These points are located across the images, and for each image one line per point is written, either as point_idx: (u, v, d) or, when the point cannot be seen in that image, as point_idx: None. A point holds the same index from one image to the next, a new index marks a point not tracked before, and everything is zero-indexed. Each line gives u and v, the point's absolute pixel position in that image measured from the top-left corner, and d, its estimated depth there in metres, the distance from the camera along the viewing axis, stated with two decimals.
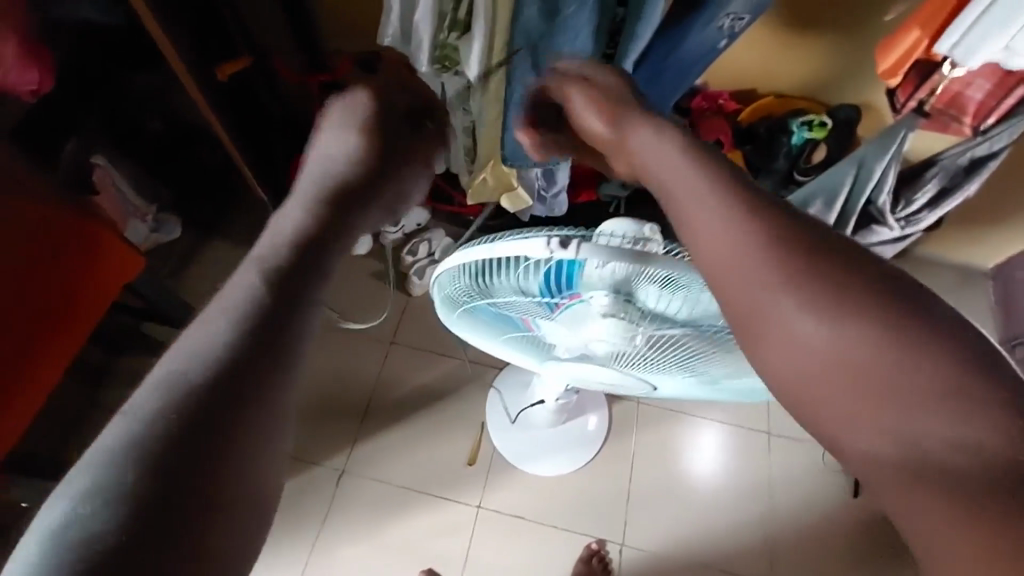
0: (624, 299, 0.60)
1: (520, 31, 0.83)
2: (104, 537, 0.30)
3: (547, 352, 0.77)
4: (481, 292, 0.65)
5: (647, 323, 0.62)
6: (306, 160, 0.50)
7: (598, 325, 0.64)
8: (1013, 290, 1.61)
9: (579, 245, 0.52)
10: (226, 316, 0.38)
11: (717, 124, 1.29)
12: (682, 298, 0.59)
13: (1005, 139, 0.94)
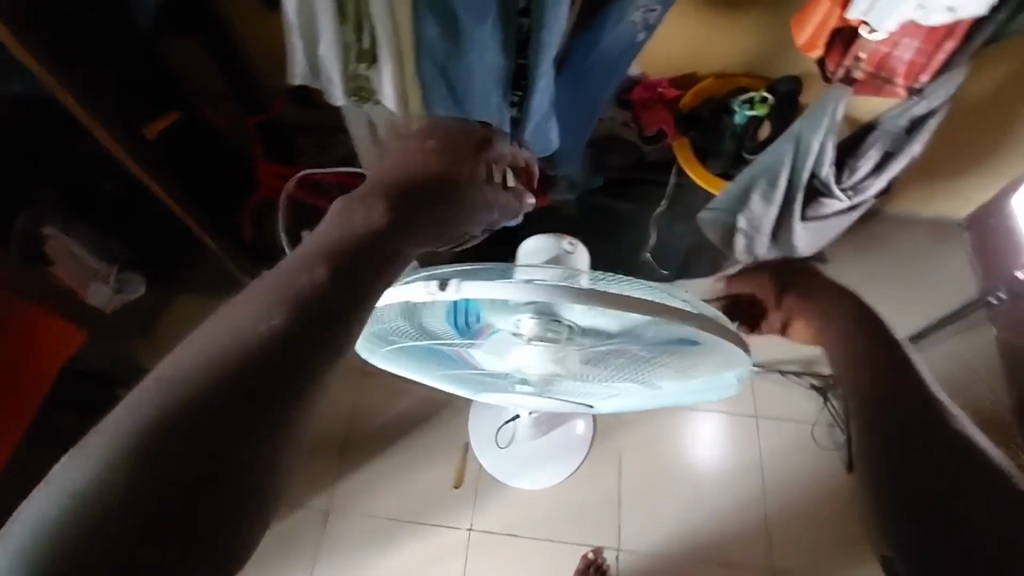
0: (543, 326, 0.58)
1: (426, 54, 0.81)
2: (127, 517, 0.33)
3: (487, 382, 0.76)
4: (403, 330, 0.63)
5: (574, 346, 0.61)
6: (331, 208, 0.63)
7: (525, 350, 0.62)
8: (987, 238, 1.58)
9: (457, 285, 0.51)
10: (260, 331, 0.43)
11: (657, 114, 1.28)
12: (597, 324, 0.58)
13: (941, 95, 0.92)
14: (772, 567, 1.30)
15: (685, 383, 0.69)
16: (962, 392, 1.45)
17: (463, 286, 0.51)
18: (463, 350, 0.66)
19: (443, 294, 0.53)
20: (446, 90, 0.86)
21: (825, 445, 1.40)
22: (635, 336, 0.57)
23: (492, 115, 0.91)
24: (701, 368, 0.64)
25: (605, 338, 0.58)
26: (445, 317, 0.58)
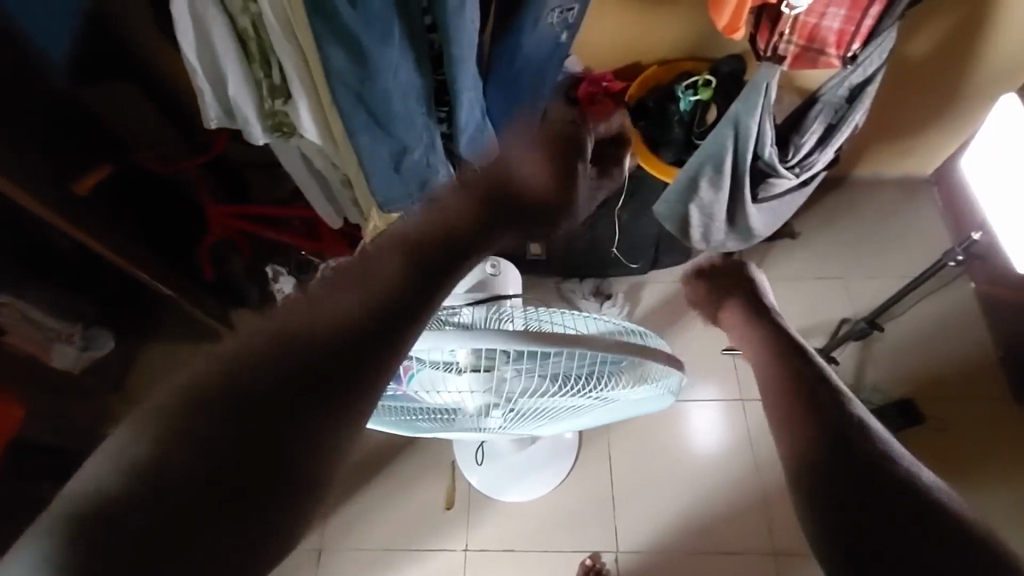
0: (469, 362, 0.56)
1: (337, 83, 0.78)
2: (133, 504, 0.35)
3: (427, 425, 0.71)
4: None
5: (504, 381, 0.58)
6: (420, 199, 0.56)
7: (454, 391, 0.60)
8: (956, 191, 1.56)
9: None
10: (325, 328, 0.42)
11: (603, 107, 1.23)
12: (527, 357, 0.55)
13: (876, 61, 0.90)
14: (777, 551, 1.28)
15: (626, 402, 0.67)
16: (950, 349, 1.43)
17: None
18: (392, 399, 0.63)
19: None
20: (366, 115, 0.83)
21: None
22: (570, 361, 0.55)
23: (419, 134, 0.89)
24: (638, 385, 0.62)
25: (533, 369, 0.57)
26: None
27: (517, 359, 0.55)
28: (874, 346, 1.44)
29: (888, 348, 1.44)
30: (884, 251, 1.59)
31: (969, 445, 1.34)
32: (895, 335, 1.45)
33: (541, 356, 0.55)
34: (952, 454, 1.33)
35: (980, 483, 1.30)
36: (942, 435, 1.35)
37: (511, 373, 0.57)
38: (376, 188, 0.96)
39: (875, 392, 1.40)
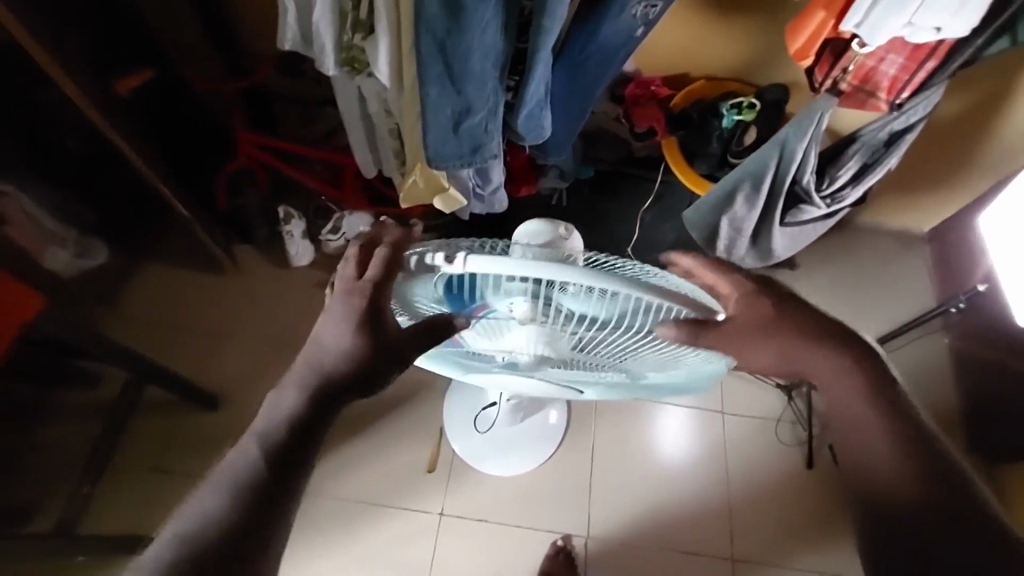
0: (532, 305, 0.57)
1: (424, 30, 0.79)
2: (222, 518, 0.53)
3: (478, 362, 0.76)
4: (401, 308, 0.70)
5: (561, 327, 0.60)
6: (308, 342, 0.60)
7: (520, 330, 0.62)
8: (947, 252, 1.64)
9: (465, 260, 0.53)
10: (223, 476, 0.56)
11: (649, 112, 1.29)
12: (600, 299, 0.55)
13: (919, 112, 0.94)
14: (736, 558, 1.34)
15: (673, 371, 0.68)
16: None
17: (467, 259, 0.53)
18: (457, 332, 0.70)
19: (448, 266, 0.54)
20: (442, 67, 0.83)
21: (791, 440, 1.44)
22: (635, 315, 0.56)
23: (487, 98, 0.90)
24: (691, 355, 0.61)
25: (597, 319, 0.57)
26: (445, 287, 0.59)
27: (584, 303, 0.55)
28: None
29: None
30: (871, 297, 1.67)
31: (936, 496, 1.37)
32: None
33: (611, 305, 0.55)
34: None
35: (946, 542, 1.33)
36: None
37: (572, 319, 0.58)
38: (430, 142, 0.96)
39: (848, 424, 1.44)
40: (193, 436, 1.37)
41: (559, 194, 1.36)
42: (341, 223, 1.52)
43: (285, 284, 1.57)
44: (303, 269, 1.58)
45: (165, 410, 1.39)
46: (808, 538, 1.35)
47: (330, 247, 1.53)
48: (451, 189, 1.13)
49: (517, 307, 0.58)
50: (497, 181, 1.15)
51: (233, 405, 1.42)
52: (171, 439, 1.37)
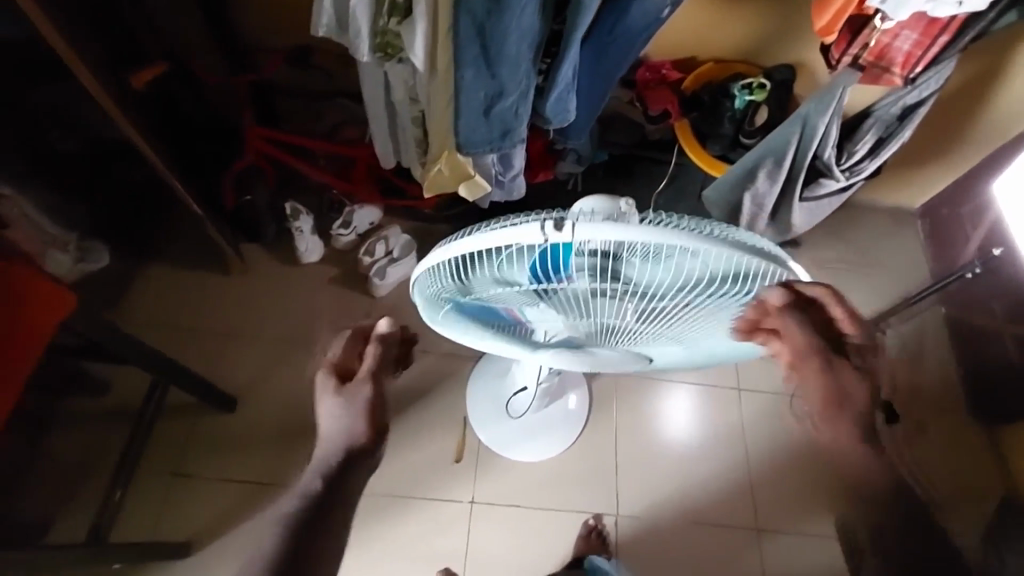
0: (604, 276, 0.54)
1: (464, 11, 0.79)
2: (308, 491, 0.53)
3: (532, 340, 0.75)
4: (458, 288, 0.64)
5: (627, 300, 0.58)
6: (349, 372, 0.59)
7: (603, 303, 0.59)
8: (940, 226, 1.69)
9: (576, 226, 0.48)
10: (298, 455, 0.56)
11: (662, 94, 1.30)
12: (681, 265, 0.52)
13: (932, 85, 0.99)
14: (759, 528, 1.37)
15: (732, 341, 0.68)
16: (930, 364, 1.51)
17: (580, 227, 0.48)
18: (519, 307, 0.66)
19: (555, 236, 0.48)
20: (479, 50, 0.83)
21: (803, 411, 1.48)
22: (715, 279, 0.54)
23: (519, 81, 0.89)
24: None
25: (698, 286, 0.55)
26: (535, 261, 0.54)
27: (689, 270, 0.53)
28: None
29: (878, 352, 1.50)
30: (874, 273, 1.70)
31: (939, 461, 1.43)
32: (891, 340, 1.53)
33: (716, 270, 0.53)
34: (929, 469, 1.40)
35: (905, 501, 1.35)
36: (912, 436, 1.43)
37: (647, 289, 0.56)
38: (461, 127, 0.96)
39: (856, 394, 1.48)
40: (212, 438, 1.35)
41: (575, 178, 1.37)
42: (351, 218, 1.49)
43: (294, 280, 1.53)
44: (311, 267, 1.54)
45: (182, 413, 1.36)
46: (824, 506, 1.39)
47: (342, 241, 1.51)
48: (476, 177, 1.12)
49: (584, 283, 0.55)
50: (519, 167, 1.14)
51: (250, 405, 1.40)
52: (190, 442, 1.34)
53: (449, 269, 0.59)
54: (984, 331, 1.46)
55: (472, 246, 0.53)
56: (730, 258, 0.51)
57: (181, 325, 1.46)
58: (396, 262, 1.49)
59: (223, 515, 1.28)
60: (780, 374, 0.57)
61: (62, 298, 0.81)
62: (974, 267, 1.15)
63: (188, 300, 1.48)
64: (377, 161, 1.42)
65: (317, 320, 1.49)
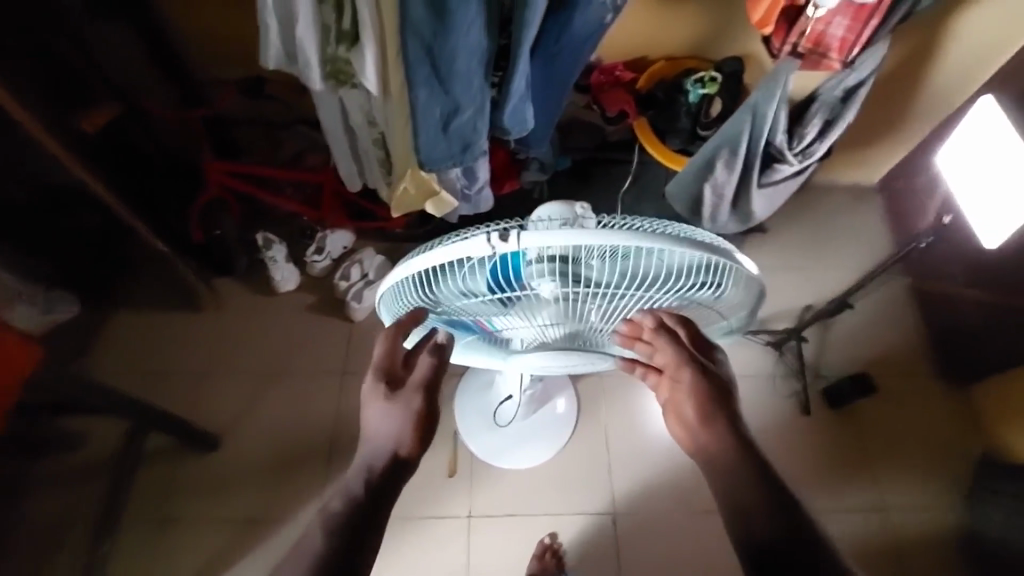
0: (560, 281, 0.55)
1: (411, 33, 0.80)
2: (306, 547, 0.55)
3: (507, 349, 0.76)
4: (425, 303, 0.64)
5: (589, 301, 0.59)
6: (380, 401, 0.61)
7: (566, 307, 0.60)
8: (898, 199, 1.74)
9: (519, 235, 0.48)
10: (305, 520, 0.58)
11: (618, 96, 1.33)
12: (635, 262, 0.54)
13: (869, 66, 1.02)
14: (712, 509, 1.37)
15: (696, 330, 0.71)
16: (902, 334, 1.55)
17: (525, 236, 0.48)
18: (487, 318, 0.66)
19: (503, 246, 0.49)
20: (429, 69, 0.85)
21: (790, 392, 1.48)
22: (673, 273, 0.55)
23: (473, 96, 0.91)
24: (730, 301, 0.63)
25: (654, 279, 0.56)
26: (489, 272, 0.54)
27: (638, 267, 0.54)
28: (837, 324, 1.56)
29: (850, 328, 1.56)
30: (839, 249, 1.75)
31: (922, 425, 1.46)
32: (861, 314, 1.57)
33: (663, 264, 0.54)
34: (910, 434, 1.44)
35: (851, 480, 1.39)
36: (890, 405, 1.47)
37: (603, 291, 0.57)
38: (421, 145, 0.97)
39: (834, 369, 1.51)
40: (199, 480, 1.33)
41: (540, 186, 1.38)
42: (324, 243, 1.49)
43: (270, 312, 1.52)
44: (287, 296, 1.53)
45: (168, 457, 1.34)
46: (816, 482, 1.39)
47: (318, 267, 1.51)
48: (441, 192, 1.14)
49: (543, 290, 0.56)
50: (484, 179, 1.16)
51: (236, 442, 1.38)
52: (178, 485, 1.32)
53: (412, 284, 0.60)
54: (949, 297, 1.50)
55: (425, 264, 0.54)
56: (676, 251, 0.52)
57: (158, 367, 1.45)
58: (372, 283, 1.49)
59: (216, 557, 1.26)
60: (672, 399, 0.62)
61: (25, 354, 0.80)
62: (928, 237, 1.19)
63: (164, 343, 1.46)
64: (342, 185, 1.42)
65: (296, 349, 1.49)
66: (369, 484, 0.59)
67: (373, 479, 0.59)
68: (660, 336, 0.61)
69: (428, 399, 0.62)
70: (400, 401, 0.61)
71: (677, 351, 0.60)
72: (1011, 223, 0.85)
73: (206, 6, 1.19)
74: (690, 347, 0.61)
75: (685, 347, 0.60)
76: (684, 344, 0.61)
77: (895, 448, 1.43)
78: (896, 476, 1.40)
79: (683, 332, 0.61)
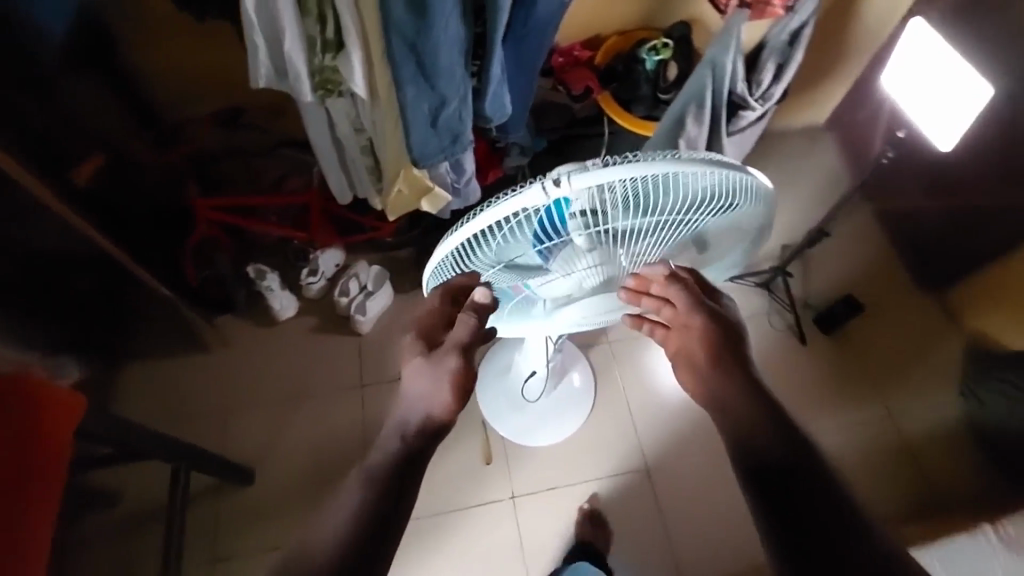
0: (597, 224, 0.60)
1: (395, 33, 0.84)
2: (357, 522, 0.60)
3: (541, 309, 0.81)
4: (465, 271, 0.69)
5: (623, 239, 0.64)
6: (416, 363, 0.67)
7: (601, 250, 0.65)
8: (849, 133, 1.86)
9: (569, 179, 0.53)
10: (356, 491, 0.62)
11: (581, 73, 1.40)
12: (665, 194, 0.59)
13: (809, 8, 1.11)
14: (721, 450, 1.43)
15: (703, 255, 0.79)
16: (876, 254, 1.67)
17: (575, 179, 0.53)
18: (526, 279, 0.71)
19: (556, 192, 0.54)
20: (415, 66, 0.88)
21: (785, 325, 1.57)
22: (697, 200, 0.61)
23: (457, 87, 0.94)
24: (738, 221, 0.70)
25: (680, 208, 0.62)
26: (538, 223, 0.59)
27: (672, 196, 0.60)
28: (816, 255, 1.66)
29: (828, 256, 1.67)
30: (804, 189, 1.86)
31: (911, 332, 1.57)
32: (836, 242, 1.68)
33: (693, 189, 0.60)
34: (901, 343, 1.55)
35: (853, 394, 1.49)
36: (877, 320, 1.58)
37: (635, 227, 0.62)
38: (413, 142, 1.00)
39: (821, 296, 1.61)
40: (240, 516, 1.32)
41: (522, 171, 1.43)
42: (316, 264, 1.50)
43: (275, 339, 1.52)
44: (290, 322, 1.53)
45: (203, 499, 1.33)
46: (824, 403, 1.49)
47: (314, 288, 1.51)
48: (434, 188, 1.16)
49: (579, 238, 0.61)
50: (471, 170, 1.18)
51: (265, 471, 1.38)
52: (215, 524, 1.32)
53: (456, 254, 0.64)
54: (911, 212, 1.62)
55: (480, 224, 0.58)
56: (706, 177, 0.58)
57: (172, 412, 1.43)
58: (372, 294, 1.51)
59: None
60: (681, 347, 0.70)
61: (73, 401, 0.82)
62: (890, 152, 1.28)
63: (175, 389, 1.45)
64: (329, 202, 1.43)
65: (309, 371, 1.49)
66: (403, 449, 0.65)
67: (407, 444, 0.65)
68: (669, 285, 0.67)
69: (468, 361, 0.67)
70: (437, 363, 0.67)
71: (687, 300, 0.67)
72: (962, 123, 0.94)
73: (173, 45, 1.20)
74: (700, 299, 0.67)
75: (693, 297, 0.67)
76: (693, 296, 0.67)
77: (888, 357, 1.53)
78: (895, 382, 1.50)
79: (688, 283, 0.68)
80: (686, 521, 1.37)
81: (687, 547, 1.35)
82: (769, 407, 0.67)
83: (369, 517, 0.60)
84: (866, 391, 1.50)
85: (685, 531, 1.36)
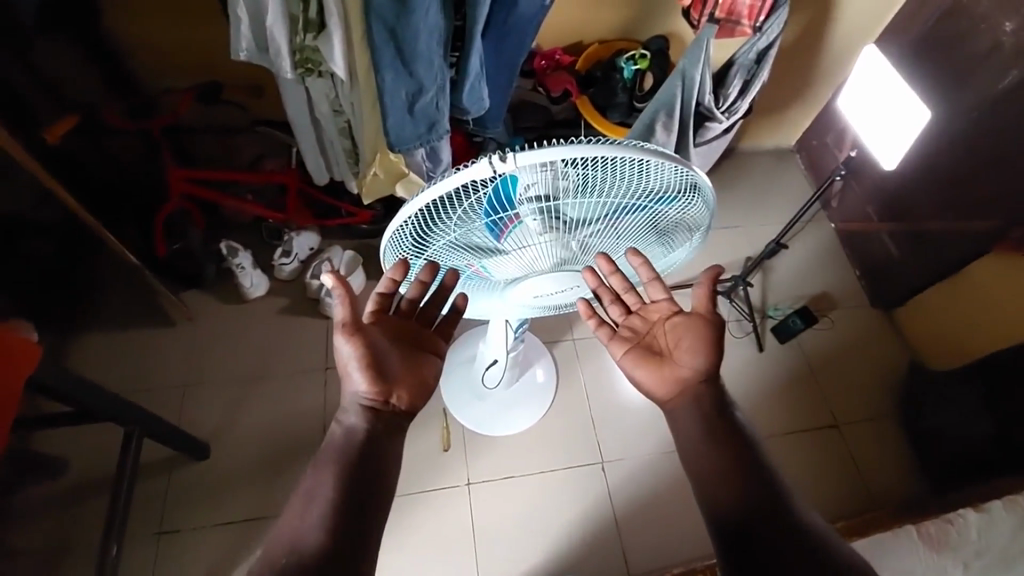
0: (544, 201, 0.64)
1: (375, 17, 0.87)
2: (314, 485, 0.63)
3: (497, 287, 0.85)
4: (419, 247, 0.71)
5: (570, 219, 0.68)
6: (351, 339, 0.69)
7: (550, 230, 0.69)
8: (814, 155, 1.95)
9: (515, 155, 0.56)
10: (316, 461, 0.66)
11: (561, 77, 1.45)
12: (609, 178, 0.63)
13: (776, 29, 1.17)
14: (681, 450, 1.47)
15: (653, 248, 0.83)
16: (834, 271, 1.75)
17: (522, 156, 0.56)
18: (482, 260, 0.75)
19: (502, 167, 0.57)
20: (394, 52, 0.92)
21: (742, 334, 1.63)
22: (639, 185, 0.66)
23: (435, 76, 0.97)
24: (683, 212, 0.74)
25: (623, 191, 0.66)
26: (486, 197, 0.62)
27: (616, 178, 0.63)
28: (776, 268, 1.74)
29: (789, 269, 1.74)
30: (770, 206, 1.93)
31: (862, 346, 1.63)
32: (795, 258, 1.76)
33: (635, 173, 0.63)
34: (851, 356, 1.62)
35: (804, 402, 1.55)
36: (830, 333, 1.65)
37: (581, 208, 0.66)
38: (389, 126, 1.03)
39: (779, 309, 1.68)
40: (192, 488, 1.32)
41: None
42: (290, 245, 1.51)
43: (243, 318, 1.52)
44: (259, 301, 1.54)
45: (157, 471, 1.33)
46: (777, 410, 1.53)
47: (287, 270, 1.52)
48: (409, 174, 1.18)
49: (527, 214, 0.65)
50: (447, 160, 1.18)
51: (223, 448, 1.38)
52: (167, 499, 1.31)
53: (412, 226, 0.67)
54: (867, 234, 1.70)
55: (428, 197, 0.61)
56: (648, 164, 0.62)
57: (129, 386, 1.42)
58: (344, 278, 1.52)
59: (218, 563, 1.26)
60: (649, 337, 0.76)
61: (27, 349, 0.84)
62: (841, 170, 1.34)
63: (135, 362, 1.44)
64: (305, 184, 1.44)
65: (276, 351, 1.49)
66: (361, 427, 0.69)
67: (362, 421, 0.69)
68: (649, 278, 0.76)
69: (365, 342, 0.69)
70: (380, 345, 0.71)
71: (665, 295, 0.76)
72: (905, 142, 1.01)
73: (156, 17, 1.22)
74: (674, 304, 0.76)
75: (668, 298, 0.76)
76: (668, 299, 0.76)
77: (838, 369, 1.60)
78: (845, 394, 1.57)
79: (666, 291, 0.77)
80: (640, 517, 1.39)
81: (638, 543, 1.37)
82: (704, 388, 0.71)
83: (324, 480, 0.63)
84: (817, 400, 1.56)
85: (637, 528, 1.38)
